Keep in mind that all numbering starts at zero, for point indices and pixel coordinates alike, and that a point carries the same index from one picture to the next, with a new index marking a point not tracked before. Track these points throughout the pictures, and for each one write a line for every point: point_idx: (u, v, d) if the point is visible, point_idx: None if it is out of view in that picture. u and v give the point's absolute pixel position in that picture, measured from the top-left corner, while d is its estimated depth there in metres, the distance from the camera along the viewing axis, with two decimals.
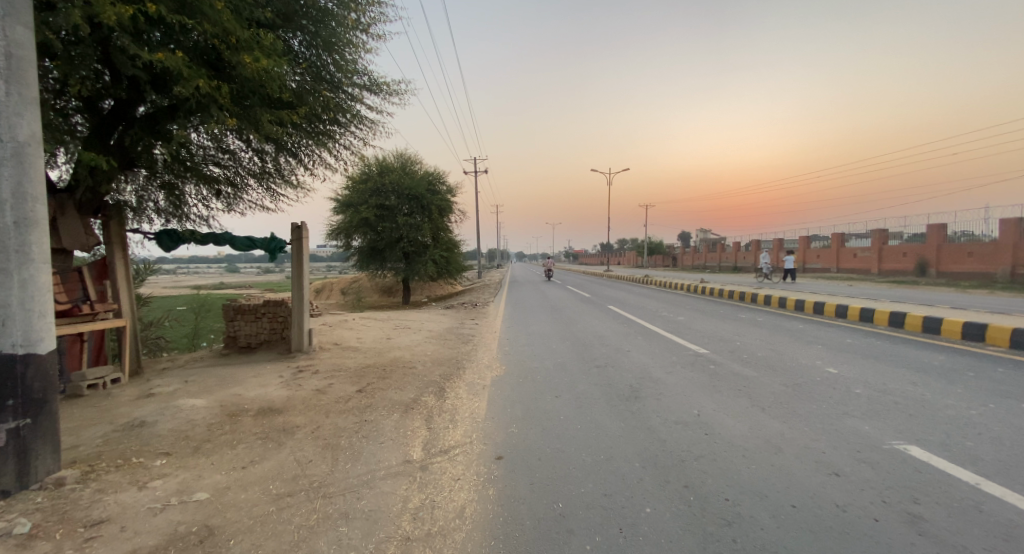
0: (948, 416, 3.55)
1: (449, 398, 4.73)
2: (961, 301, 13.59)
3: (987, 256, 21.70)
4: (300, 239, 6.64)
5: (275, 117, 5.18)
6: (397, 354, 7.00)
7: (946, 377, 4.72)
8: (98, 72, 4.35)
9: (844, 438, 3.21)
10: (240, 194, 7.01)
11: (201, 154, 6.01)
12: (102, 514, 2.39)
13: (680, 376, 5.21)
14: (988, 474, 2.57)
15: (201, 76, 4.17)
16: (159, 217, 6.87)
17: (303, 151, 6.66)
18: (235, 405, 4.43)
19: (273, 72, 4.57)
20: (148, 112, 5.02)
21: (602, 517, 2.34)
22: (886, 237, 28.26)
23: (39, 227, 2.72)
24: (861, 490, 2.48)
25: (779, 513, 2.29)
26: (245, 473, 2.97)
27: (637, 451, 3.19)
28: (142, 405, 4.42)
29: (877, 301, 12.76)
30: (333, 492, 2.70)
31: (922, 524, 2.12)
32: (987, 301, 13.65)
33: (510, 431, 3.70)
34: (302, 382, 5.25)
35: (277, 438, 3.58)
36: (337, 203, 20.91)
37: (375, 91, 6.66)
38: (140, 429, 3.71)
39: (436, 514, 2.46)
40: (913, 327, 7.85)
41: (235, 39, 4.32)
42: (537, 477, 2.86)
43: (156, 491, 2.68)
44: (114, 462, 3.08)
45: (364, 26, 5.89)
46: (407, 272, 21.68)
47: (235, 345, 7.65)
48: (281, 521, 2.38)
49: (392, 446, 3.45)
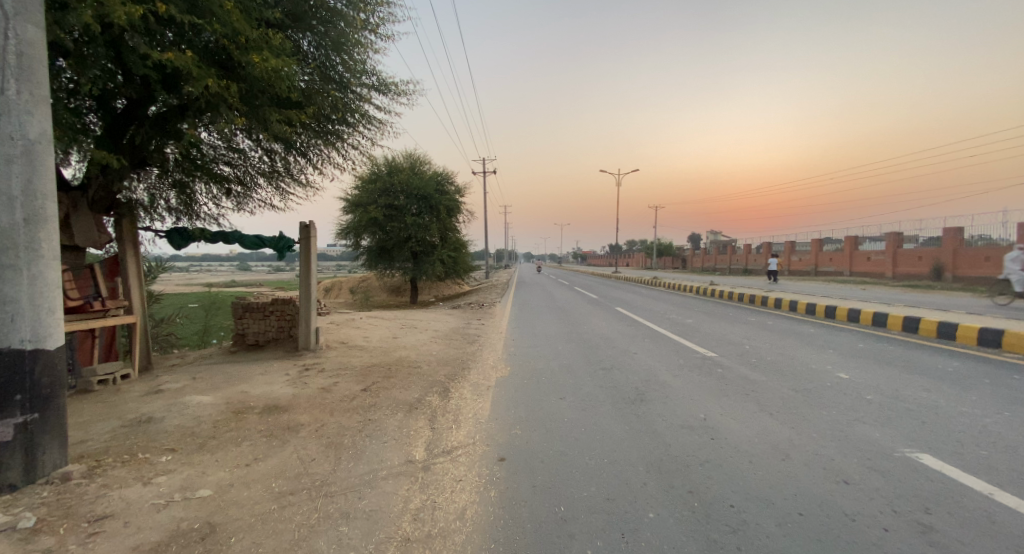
0: (962, 424, 3.45)
1: (453, 398, 4.72)
2: (943, 301, 15.15)
3: (1004, 260, 21.28)
4: (308, 238, 6.71)
5: (284, 116, 5.22)
6: (402, 353, 7.00)
7: (961, 384, 4.60)
8: (110, 71, 4.42)
9: (854, 445, 3.14)
10: (249, 193, 7.06)
11: (211, 153, 6.07)
12: (106, 509, 2.41)
13: (687, 379, 5.15)
14: (1004, 484, 2.49)
15: (210, 75, 4.21)
16: (171, 216, 6.96)
17: (312, 150, 6.69)
18: (241, 402, 4.45)
19: (281, 72, 4.60)
20: (159, 111, 5.08)
21: (604, 522, 2.31)
22: (900, 240, 27.79)
23: (49, 224, 2.75)
24: (871, 498, 2.42)
25: (785, 521, 2.24)
26: (248, 470, 2.98)
27: (641, 455, 3.16)
28: (150, 401, 4.48)
29: (867, 301, 13.93)
30: (334, 491, 2.70)
31: (934, 534, 2.06)
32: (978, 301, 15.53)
33: (513, 433, 3.67)
34: (307, 381, 5.26)
35: (281, 436, 3.60)
36: (346, 203, 21.12)
37: (383, 91, 6.68)
38: (146, 425, 3.75)
39: (437, 515, 2.45)
40: (926, 333, 7.67)
41: (244, 39, 4.37)
42: (539, 479, 2.83)
43: (160, 488, 2.70)
44: (120, 458, 3.11)
45: (372, 26, 5.92)
46: (414, 271, 21.75)
47: (243, 342, 7.73)
48: (282, 520, 2.37)
49: (394, 446, 3.44)
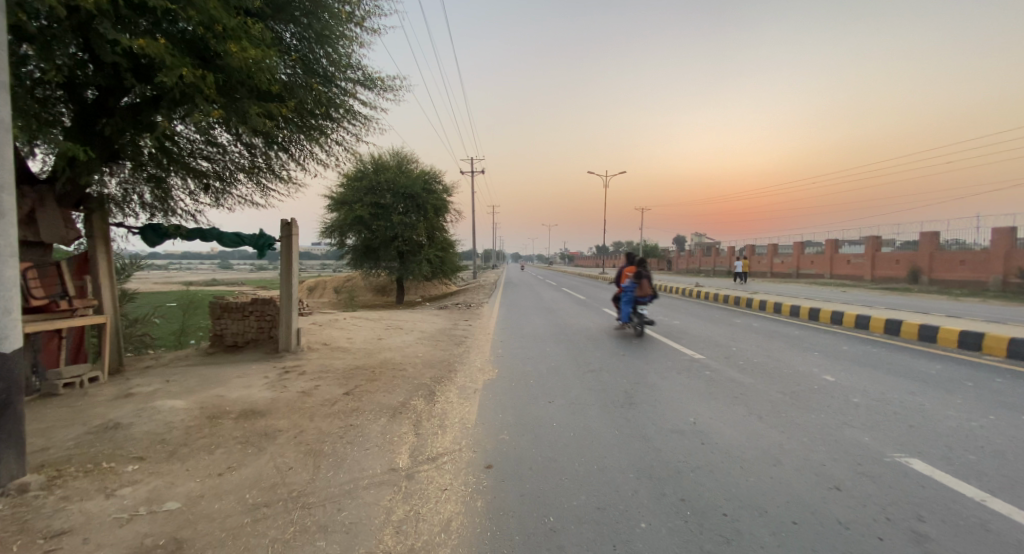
0: (949, 428, 3.46)
1: (439, 402, 4.60)
2: (919, 304, 15.57)
3: (978, 264, 21.98)
4: (289, 236, 6.50)
5: (264, 110, 5.04)
6: (386, 355, 6.83)
7: (945, 387, 4.64)
8: (78, 58, 4.19)
9: (844, 450, 3.11)
10: (228, 189, 6.83)
11: (188, 147, 5.85)
12: (64, 525, 2.24)
13: (676, 382, 5.11)
14: (994, 490, 2.47)
15: (185, 65, 4.01)
16: (145, 212, 6.68)
17: (294, 145, 6.49)
18: (216, 406, 4.26)
19: (261, 63, 4.43)
20: (133, 103, 4.86)
21: (595, 533, 2.22)
22: (879, 244, 28.47)
23: (6, 218, 2.56)
24: (864, 506, 2.38)
25: (780, 530, 2.19)
26: (221, 480, 2.83)
27: (632, 461, 3.09)
28: (119, 406, 4.26)
29: (847, 304, 14.23)
30: (312, 503, 2.56)
31: (929, 543, 2.02)
32: (952, 304, 16.01)
33: (501, 439, 3.57)
34: (287, 384, 5.08)
35: (257, 443, 3.44)
36: (332, 201, 20.76)
37: (369, 87, 6.51)
38: (113, 432, 3.55)
39: (420, 528, 2.33)
40: (908, 336, 7.78)
41: (222, 27, 4.18)
42: (527, 488, 2.74)
43: (125, 500, 2.53)
44: (83, 467, 2.92)
45: (358, 19, 5.76)
46: (401, 271, 21.46)
47: (221, 343, 7.48)
48: (255, 534, 2.23)
49: (377, 453, 3.31)
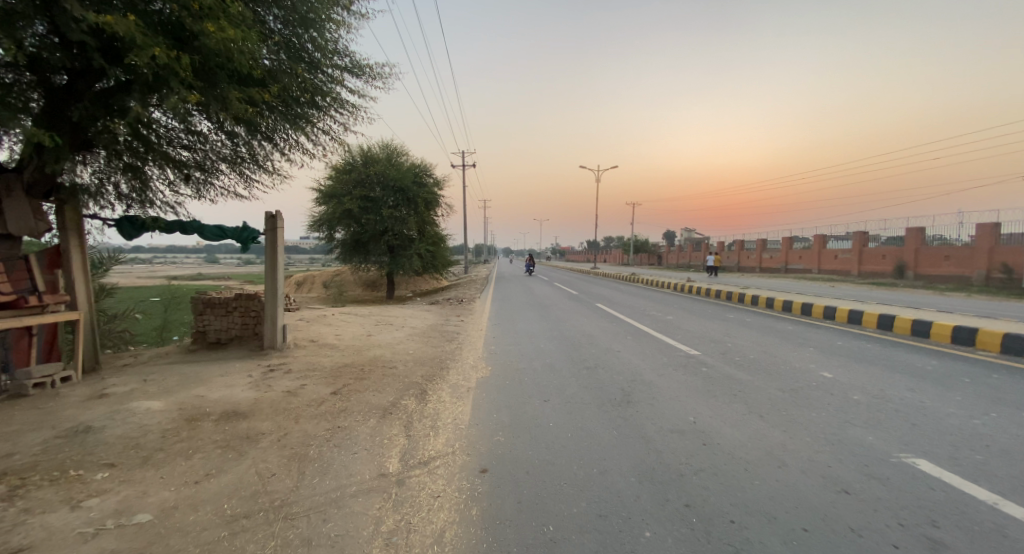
0: (953, 426, 3.40)
1: (431, 401, 4.46)
2: (907, 299, 15.73)
3: (963, 259, 22.34)
4: (274, 229, 6.26)
5: (246, 96, 4.80)
6: (376, 353, 6.64)
7: (943, 383, 4.61)
8: (43, 36, 3.91)
9: (849, 451, 3.02)
10: (210, 180, 6.55)
11: (166, 134, 5.57)
12: (22, 541, 2.05)
13: (673, 379, 5.02)
14: (1007, 492, 2.39)
15: (157, 45, 3.73)
16: (122, 203, 6.38)
17: (279, 135, 6.23)
18: (195, 408, 4.05)
19: (242, 44, 4.18)
20: (106, 86, 4.58)
21: (597, 543, 2.09)
22: (866, 239, 28.78)
23: None
24: (875, 511, 2.28)
25: (791, 539, 2.08)
26: (198, 489, 2.65)
27: (632, 464, 2.96)
28: (92, 407, 4.02)
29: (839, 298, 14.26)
30: (295, 513, 2.40)
31: (948, 551, 1.92)
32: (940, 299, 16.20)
33: (496, 441, 3.43)
34: (272, 383, 4.87)
35: (238, 447, 3.25)
36: (320, 194, 20.34)
37: (357, 74, 6.27)
38: (83, 436, 3.33)
39: (411, 539, 2.18)
40: (901, 331, 7.78)
41: (198, 5, 3.91)
42: (524, 494, 2.60)
43: (91, 512, 2.34)
44: (48, 475, 2.72)
45: (345, 3, 5.52)
46: (391, 265, 21.15)
47: (204, 341, 7.20)
48: (231, 549, 2.06)
49: (365, 457, 3.14)
